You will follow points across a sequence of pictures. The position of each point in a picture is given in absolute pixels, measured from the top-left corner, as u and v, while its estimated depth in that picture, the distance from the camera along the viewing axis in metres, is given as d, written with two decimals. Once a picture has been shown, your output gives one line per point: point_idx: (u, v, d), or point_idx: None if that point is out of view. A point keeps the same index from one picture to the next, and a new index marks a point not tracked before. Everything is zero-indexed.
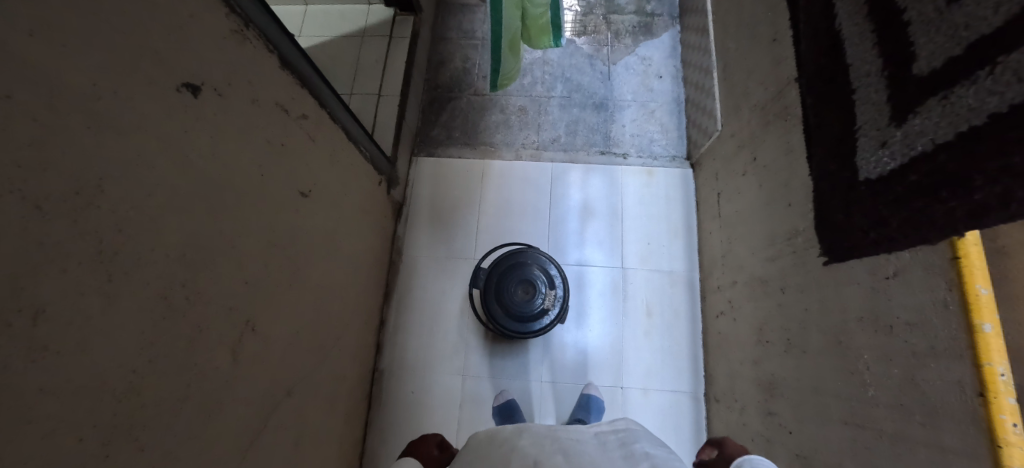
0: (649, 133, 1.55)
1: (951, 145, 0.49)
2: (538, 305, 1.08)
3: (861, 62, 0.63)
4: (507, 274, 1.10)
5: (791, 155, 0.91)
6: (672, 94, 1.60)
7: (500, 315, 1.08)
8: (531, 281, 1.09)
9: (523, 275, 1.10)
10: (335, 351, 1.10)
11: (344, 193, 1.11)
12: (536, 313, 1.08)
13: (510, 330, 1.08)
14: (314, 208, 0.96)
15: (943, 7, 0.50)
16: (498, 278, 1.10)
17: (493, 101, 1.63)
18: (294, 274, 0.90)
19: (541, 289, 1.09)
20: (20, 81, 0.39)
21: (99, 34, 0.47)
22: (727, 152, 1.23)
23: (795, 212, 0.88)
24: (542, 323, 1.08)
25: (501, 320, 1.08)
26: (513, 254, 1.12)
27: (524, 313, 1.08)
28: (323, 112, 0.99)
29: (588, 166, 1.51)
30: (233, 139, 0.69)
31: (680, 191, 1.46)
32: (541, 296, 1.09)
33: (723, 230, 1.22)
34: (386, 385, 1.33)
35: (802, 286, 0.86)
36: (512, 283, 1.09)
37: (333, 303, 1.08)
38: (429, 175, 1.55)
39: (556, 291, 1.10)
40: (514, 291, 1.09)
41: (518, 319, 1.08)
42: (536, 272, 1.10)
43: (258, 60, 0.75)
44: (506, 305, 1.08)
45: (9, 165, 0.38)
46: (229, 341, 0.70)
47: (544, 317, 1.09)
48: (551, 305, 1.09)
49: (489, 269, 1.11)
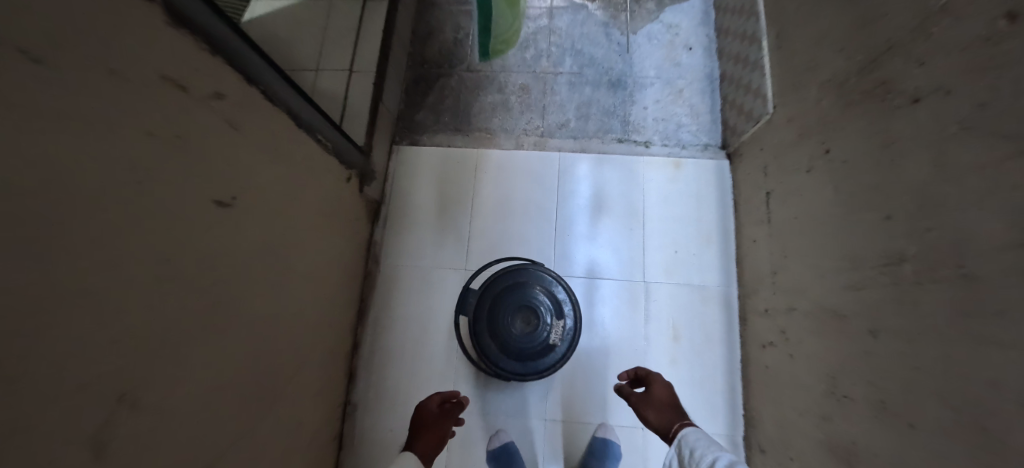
0: (676, 116, 1.29)
1: None
2: (542, 338, 0.85)
3: None
4: (502, 296, 0.88)
5: (898, 150, 0.65)
6: (704, 69, 1.33)
7: (494, 351, 0.85)
8: (533, 306, 0.87)
9: (523, 300, 0.87)
10: (291, 394, 0.88)
11: (302, 196, 0.88)
12: (540, 349, 0.85)
13: (505, 372, 0.84)
14: (253, 220, 0.73)
15: None
16: (491, 303, 0.87)
17: (489, 78, 1.37)
18: (224, 312, 0.67)
19: (545, 318, 0.86)
20: None
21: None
22: (780, 140, 0.97)
23: (905, 228, 0.63)
24: (546, 362, 0.85)
25: (494, 357, 0.85)
26: (511, 271, 0.89)
27: (524, 349, 0.85)
28: (261, 93, 0.74)
29: (601, 157, 1.26)
30: (83, 131, 0.43)
31: (713, 187, 1.21)
32: (546, 327, 0.86)
33: (774, 239, 0.97)
34: (362, 420, 1.12)
35: (913, 334, 0.61)
36: (507, 308, 0.87)
37: (288, 335, 0.86)
38: (413, 167, 1.30)
39: (566, 320, 0.87)
40: (512, 319, 0.86)
41: (515, 356, 0.85)
42: (539, 297, 0.87)
43: (135, 12, 0.50)
44: (501, 337, 0.85)
45: None
46: (92, 434, 0.46)
47: (548, 355, 0.85)
48: (559, 338, 0.86)
49: (480, 292, 0.88)
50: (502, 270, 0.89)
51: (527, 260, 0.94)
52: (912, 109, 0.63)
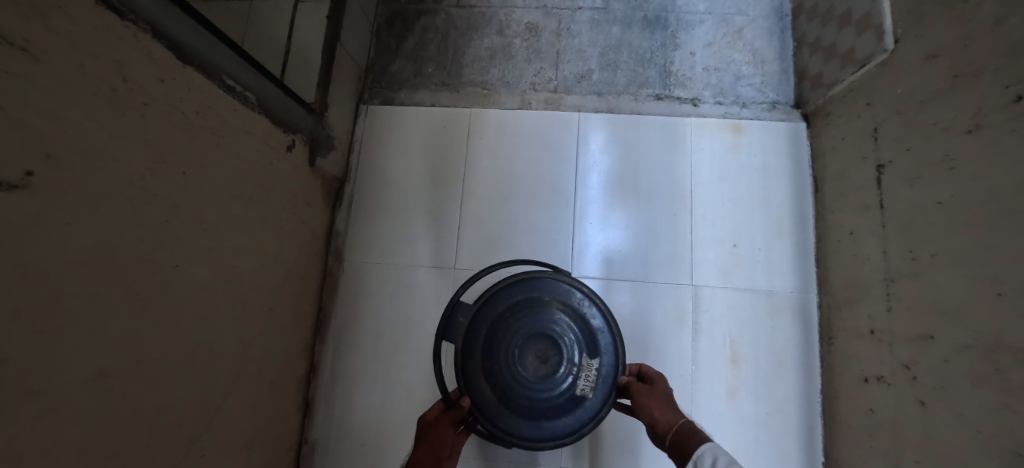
0: (735, 64, 0.98)
1: None
2: (564, 387, 0.58)
3: None
4: (506, 319, 0.60)
5: None
6: (771, 2, 1.00)
7: (493, 403, 0.58)
8: (552, 337, 0.59)
9: (537, 328, 0.59)
10: (197, 459, 0.61)
11: (202, 172, 0.58)
12: (561, 403, 0.58)
13: (508, 439, 0.56)
14: (90, 215, 0.43)
15: None
16: (490, 329, 0.60)
17: (487, 16, 1.05)
18: (25, 380, 0.38)
19: (571, 356, 0.59)
20: None
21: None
22: (913, 89, 0.66)
23: None
24: (568, 421, 0.58)
25: (492, 412, 0.57)
26: (521, 283, 0.61)
27: (536, 402, 0.57)
28: (97, 2, 0.43)
29: (634, 117, 0.95)
30: None
31: (785, 159, 0.91)
32: (571, 369, 0.58)
33: (892, 233, 0.68)
34: (322, 463, 0.87)
35: None
36: (513, 338, 0.59)
37: (188, 377, 0.58)
38: (388, 134, 1.00)
39: (601, 360, 0.59)
40: (521, 356, 0.58)
41: (523, 412, 0.57)
42: (560, 322, 0.60)
43: None
44: (503, 382, 0.58)
45: None
46: None
47: (573, 411, 0.58)
48: (591, 386, 0.58)
49: (474, 311, 0.61)
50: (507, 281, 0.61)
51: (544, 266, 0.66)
52: None
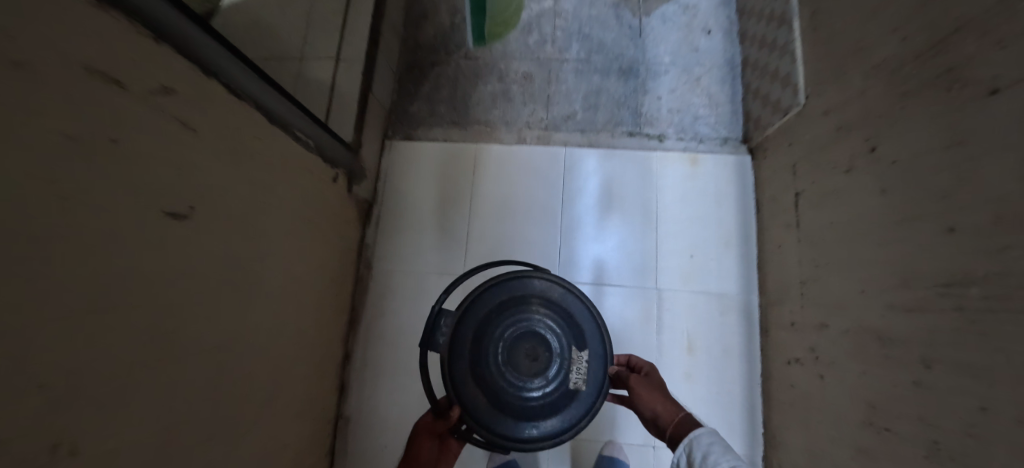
0: (694, 106, 1.19)
1: None
2: (560, 383, 0.77)
3: None
4: (499, 327, 0.78)
5: (961, 150, 0.56)
6: (724, 55, 1.21)
7: (505, 407, 0.76)
8: (541, 337, 0.78)
9: (529, 333, 0.78)
10: (269, 417, 0.80)
11: (278, 201, 0.79)
12: (560, 396, 0.77)
13: (523, 438, 0.75)
14: (215, 232, 0.64)
15: None
16: (488, 340, 0.78)
17: (489, 66, 1.27)
18: (180, 340, 0.58)
19: (560, 354, 0.77)
20: None
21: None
22: (816, 135, 0.86)
23: (967, 243, 0.54)
24: (575, 411, 0.76)
25: (503, 414, 0.76)
26: (504, 294, 0.79)
27: (538, 399, 0.76)
28: (221, 85, 0.64)
29: (610, 151, 1.16)
30: None
31: (733, 185, 1.11)
32: (562, 365, 0.77)
33: (804, 246, 0.88)
34: (354, 435, 1.05)
35: (977, 369, 0.52)
36: (507, 346, 0.77)
37: (265, 354, 0.78)
38: (408, 164, 1.21)
39: (588, 351, 0.78)
40: (518, 359, 0.77)
41: (523, 408, 0.76)
42: (546, 327, 0.78)
43: None
44: (507, 385, 0.76)
45: None
46: None
47: (575, 400, 0.77)
48: (581, 378, 0.77)
49: (470, 324, 0.78)
50: (489, 291, 0.79)
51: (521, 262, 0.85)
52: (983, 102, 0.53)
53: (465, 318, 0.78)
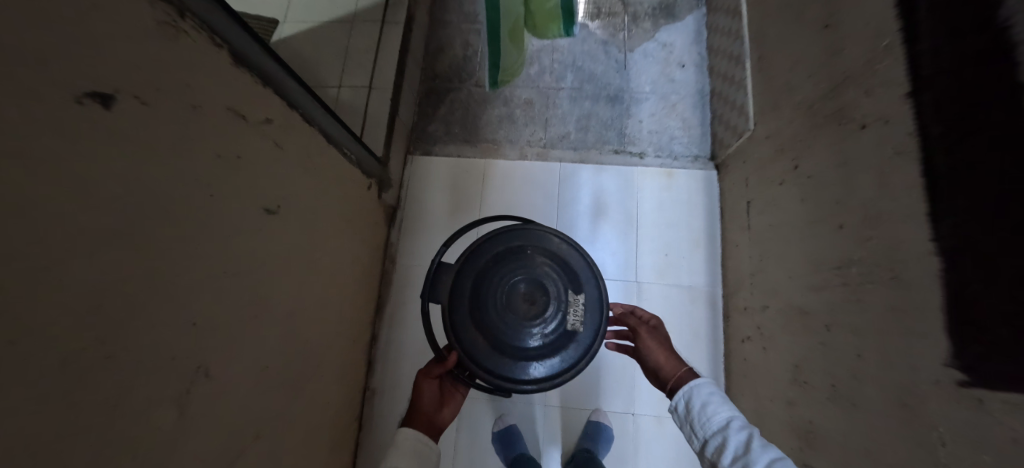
0: (670, 129, 1.40)
1: None
2: (559, 323, 0.90)
3: None
4: (503, 278, 0.91)
5: (844, 168, 0.76)
6: (696, 85, 1.43)
7: (511, 346, 0.88)
8: (540, 285, 0.91)
9: (530, 282, 0.91)
10: (319, 378, 0.99)
11: (329, 203, 0.99)
12: (561, 335, 0.89)
13: (533, 375, 0.87)
14: (288, 226, 0.84)
15: None
16: (493, 289, 0.91)
17: (496, 93, 1.48)
18: (263, 305, 0.78)
19: (557, 299, 0.90)
20: None
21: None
22: (762, 155, 1.07)
23: (848, 236, 0.74)
24: (575, 348, 0.88)
25: (510, 352, 0.88)
26: (504, 248, 0.93)
27: (540, 339, 0.89)
28: (298, 115, 0.85)
29: (598, 166, 1.37)
30: (176, 159, 0.57)
31: (702, 195, 1.32)
32: (561, 308, 0.90)
33: (753, 244, 1.08)
34: (380, 404, 1.24)
35: (856, 328, 0.72)
36: (511, 294, 0.90)
37: (318, 325, 0.98)
38: (427, 175, 1.41)
39: (584, 295, 0.91)
40: (523, 304, 0.90)
41: (526, 348, 0.88)
42: (545, 276, 0.92)
43: (203, 53, 0.61)
44: (513, 327, 0.89)
45: None
46: (175, 393, 0.60)
47: (575, 338, 0.89)
48: (579, 319, 0.90)
49: (478, 278, 0.92)
50: (491, 244, 0.93)
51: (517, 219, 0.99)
52: (855, 134, 0.73)
53: (470, 269, 0.92)
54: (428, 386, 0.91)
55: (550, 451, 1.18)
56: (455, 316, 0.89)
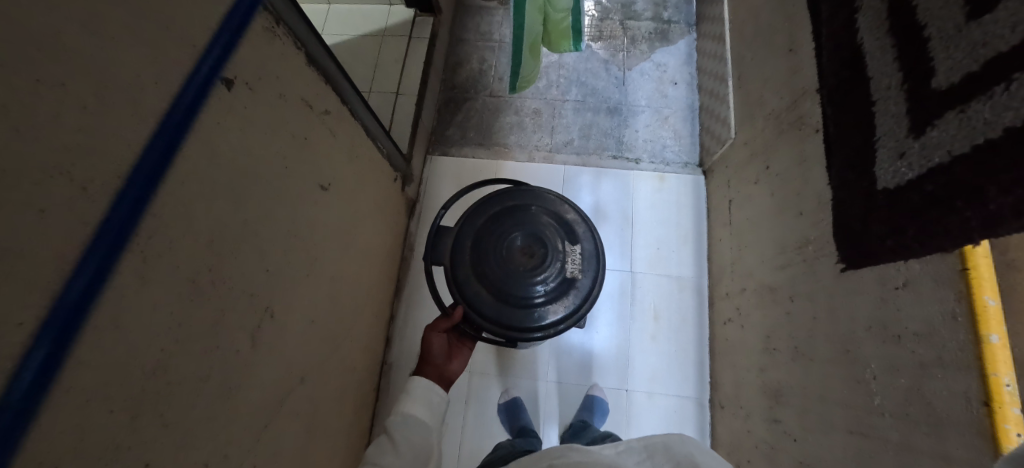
0: (663, 138, 1.57)
1: (967, 158, 0.49)
2: (560, 273, 1.02)
3: (881, 75, 0.63)
4: (505, 235, 1.04)
5: (802, 166, 0.92)
6: (687, 101, 1.61)
7: (514, 297, 0.99)
8: (540, 239, 1.03)
9: (529, 238, 1.03)
10: (348, 342, 1.11)
11: (364, 188, 1.14)
12: (562, 284, 1.01)
13: (539, 322, 0.99)
14: (333, 202, 0.98)
15: (962, 24, 0.50)
16: (495, 246, 1.03)
17: (509, 102, 1.65)
18: (311, 265, 0.91)
19: (555, 252, 1.03)
20: (88, 76, 0.43)
21: (94, 6, 0.43)
22: (741, 160, 1.22)
23: (805, 221, 0.89)
24: (575, 294, 1.01)
25: (512, 302, 0.99)
26: (502, 206, 1.07)
27: (541, 289, 1.00)
28: (346, 109, 1.01)
29: (599, 170, 1.52)
30: (262, 133, 0.71)
31: (691, 197, 1.48)
32: (560, 259, 1.03)
33: (736, 237, 1.23)
34: (395, 377, 1.36)
35: (811, 296, 0.86)
36: (512, 246, 1.03)
37: (350, 295, 1.11)
38: (444, 173, 1.57)
39: (581, 247, 1.04)
40: (523, 258, 1.02)
41: (528, 298, 0.99)
42: (544, 231, 1.04)
43: (286, 52, 0.77)
44: (517, 279, 1.00)
45: (86, 152, 0.43)
46: (250, 324, 0.72)
47: (574, 286, 1.01)
48: (578, 269, 1.03)
49: (478, 237, 1.04)
50: (489, 204, 1.07)
51: (511, 183, 1.14)
52: (810, 136, 0.89)
53: (472, 227, 1.05)
54: (436, 339, 1.05)
55: (549, 424, 1.29)
56: (456, 271, 1.01)
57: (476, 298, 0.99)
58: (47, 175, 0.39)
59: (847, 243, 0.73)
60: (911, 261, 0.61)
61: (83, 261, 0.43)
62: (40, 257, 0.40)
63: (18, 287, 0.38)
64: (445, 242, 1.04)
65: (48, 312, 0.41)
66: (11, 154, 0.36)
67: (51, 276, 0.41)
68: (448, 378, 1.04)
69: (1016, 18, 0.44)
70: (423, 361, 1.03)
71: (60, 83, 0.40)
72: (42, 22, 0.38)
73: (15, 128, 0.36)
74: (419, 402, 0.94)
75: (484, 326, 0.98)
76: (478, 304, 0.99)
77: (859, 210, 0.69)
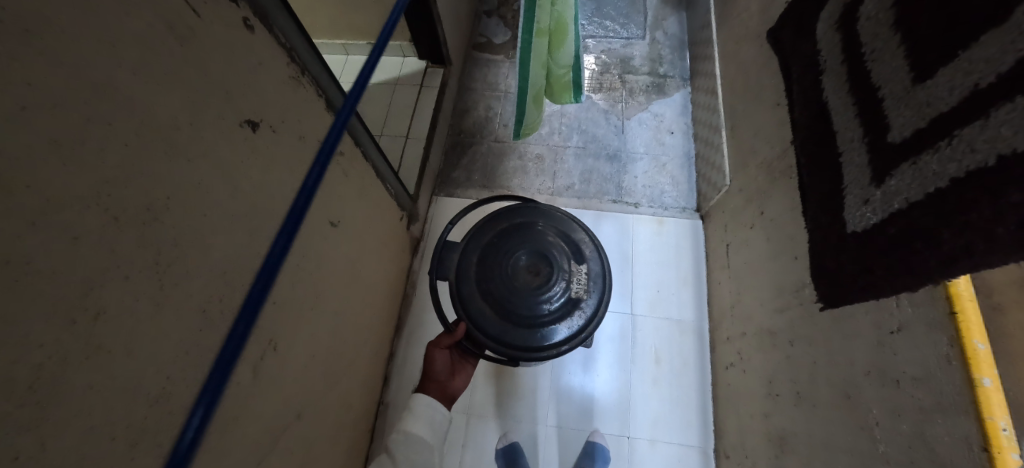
0: (661, 184, 1.62)
1: (922, 204, 0.52)
2: (566, 293, 1.03)
3: (845, 128, 0.68)
4: (512, 251, 1.05)
5: (795, 213, 0.95)
6: (683, 149, 1.68)
7: (519, 314, 1.00)
8: (547, 257, 1.05)
9: (536, 255, 1.05)
10: (345, 379, 1.10)
11: (372, 225, 1.18)
12: (568, 303, 1.02)
13: (543, 342, 0.99)
14: (341, 238, 1.01)
15: (909, 86, 0.55)
16: (501, 262, 1.04)
17: (513, 147, 1.73)
18: (315, 299, 0.92)
19: (562, 271, 1.04)
20: (130, 115, 0.47)
21: (141, 55, 0.47)
22: (737, 206, 1.26)
23: (801, 266, 0.91)
24: (580, 314, 1.01)
25: (517, 320, 1.00)
26: (510, 223, 1.09)
27: (546, 308, 1.01)
28: (359, 151, 1.06)
29: (600, 213, 1.57)
30: (279, 173, 0.76)
31: (690, 241, 1.51)
32: (567, 278, 1.04)
33: (734, 281, 1.25)
34: (392, 418, 1.33)
35: (809, 340, 0.87)
36: (518, 264, 1.04)
37: (351, 329, 1.11)
38: (449, 212, 1.61)
39: (587, 267, 1.06)
40: (529, 275, 1.03)
41: (533, 317, 1.00)
42: (552, 249, 1.06)
43: (307, 99, 0.83)
44: (524, 296, 1.01)
45: (120, 184, 0.46)
46: (253, 357, 0.73)
47: (579, 306, 1.02)
48: (584, 287, 1.04)
49: (485, 252, 1.06)
50: (496, 220, 1.09)
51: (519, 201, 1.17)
52: None
53: (478, 243, 1.07)
54: (439, 356, 1.04)
55: None
56: (460, 288, 1.02)
57: (480, 315, 1.00)
58: (83, 206, 0.42)
59: (827, 285, 0.76)
60: (903, 303, 0.62)
61: (101, 287, 0.45)
62: (68, 280, 0.42)
63: (44, 309, 0.40)
64: (451, 257, 1.06)
65: (65, 336, 0.42)
66: (54, 186, 0.39)
67: (75, 301, 0.43)
68: (450, 395, 1.04)
69: (953, 83, 0.49)
70: (427, 378, 1.03)
71: (107, 123, 0.44)
72: (98, 69, 0.43)
73: (63, 163, 0.40)
74: (420, 425, 0.92)
75: (487, 344, 0.98)
76: (482, 321, 0.99)
77: (832, 250, 0.72)
